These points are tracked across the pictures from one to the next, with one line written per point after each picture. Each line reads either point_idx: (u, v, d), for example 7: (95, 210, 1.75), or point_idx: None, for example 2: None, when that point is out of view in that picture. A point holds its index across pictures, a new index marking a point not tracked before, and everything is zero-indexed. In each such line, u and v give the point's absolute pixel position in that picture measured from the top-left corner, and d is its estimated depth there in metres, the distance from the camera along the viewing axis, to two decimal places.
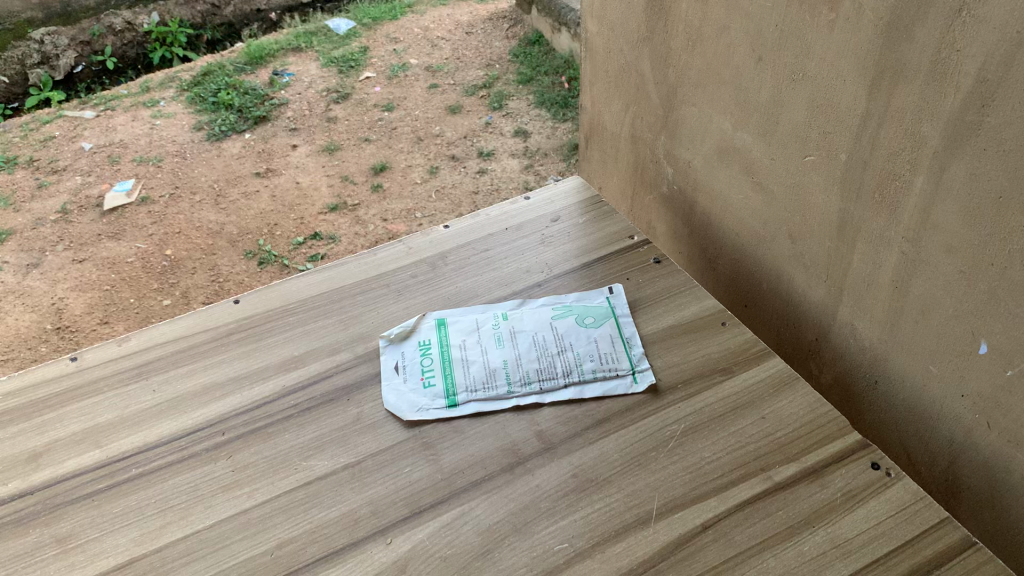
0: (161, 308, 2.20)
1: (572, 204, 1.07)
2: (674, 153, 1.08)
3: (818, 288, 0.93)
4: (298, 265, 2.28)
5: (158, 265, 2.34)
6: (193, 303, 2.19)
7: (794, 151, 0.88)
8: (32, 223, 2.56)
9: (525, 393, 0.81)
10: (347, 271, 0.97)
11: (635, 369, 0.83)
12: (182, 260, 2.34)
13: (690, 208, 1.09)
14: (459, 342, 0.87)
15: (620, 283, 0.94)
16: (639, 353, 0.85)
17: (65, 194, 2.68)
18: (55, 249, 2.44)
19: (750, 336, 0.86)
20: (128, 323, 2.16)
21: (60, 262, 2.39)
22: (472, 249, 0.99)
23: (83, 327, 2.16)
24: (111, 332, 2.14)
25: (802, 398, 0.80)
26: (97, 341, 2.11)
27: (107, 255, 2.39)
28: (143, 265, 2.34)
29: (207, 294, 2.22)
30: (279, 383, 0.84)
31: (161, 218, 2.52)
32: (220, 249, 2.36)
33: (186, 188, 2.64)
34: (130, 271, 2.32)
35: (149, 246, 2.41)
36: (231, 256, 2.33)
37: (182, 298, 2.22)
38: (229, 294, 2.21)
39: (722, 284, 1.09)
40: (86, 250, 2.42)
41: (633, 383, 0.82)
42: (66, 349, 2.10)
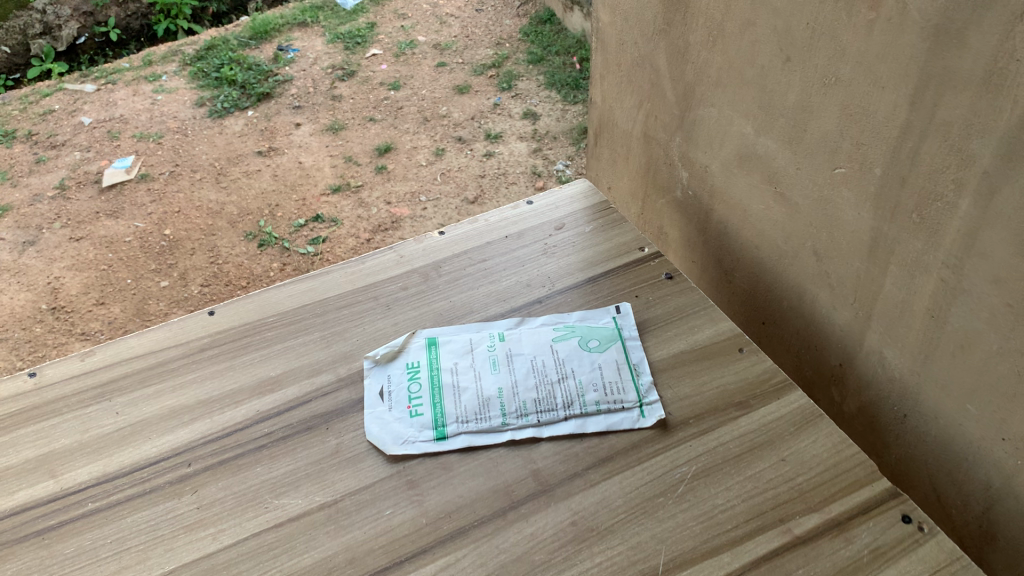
0: (158, 290, 2.13)
1: (578, 211, 0.99)
2: (690, 157, 1.00)
3: (843, 312, 0.85)
4: (298, 248, 2.21)
5: (156, 245, 2.27)
6: (191, 286, 2.12)
7: (822, 162, 0.80)
8: (29, 199, 2.49)
9: (522, 426, 0.74)
10: (333, 281, 0.90)
11: (643, 402, 0.76)
12: (180, 241, 2.27)
13: (706, 216, 1.01)
14: (451, 365, 0.79)
15: (628, 302, 0.86)
16: (648, 383, 0.77)
17: (64, 169, 2.61)
18: (52, 227, 2.37)
19: (769, 365, 0.79)
20: (125, 305, 2.09)
21: (57, 241, 2.32)
22: (469, 259, 0.92)
23: (79, 307, 2.10)
24: (107, 314, 2.07)
25: (826, 439, 0.73)
26: (92, 322, 2.05)
27: (105, 234, 2.32)
28: (141, 245, 2.27)
29: (206, 276, 2.15)
30: (254, 408, 0.77)
31: (160, 197, 2.45)
32: (219, 230, 2.29)
33: (186, 166, 2.56)
34: (127, 251, 2.25)
35: (148, 225, 2.34)
36: (230, 238, 2.26)
37: (180, 280, 2.15)
38: (227, 277, 2.14)
39: (738, 299, 1.01)
40: (82, 229, 2.35)
41: (640, 418, 0.74)
42: (61, 331, 2.04)
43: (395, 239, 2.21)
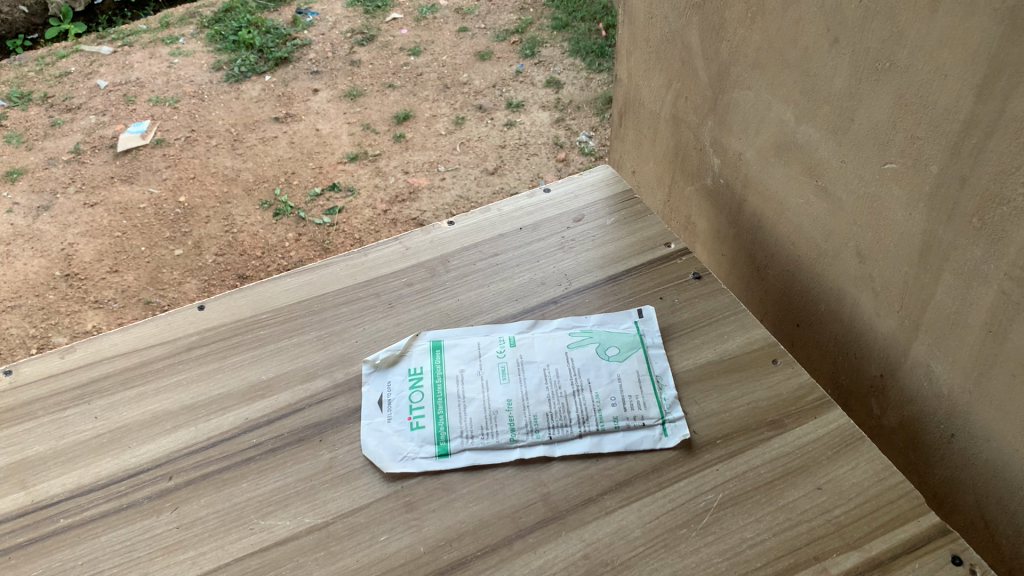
0: (172, 258, 2.07)
1: (599, 201, 0.92)
2: (723, 144, 0.92)
3: (887, 320, 0.78)
4: (314, 218, 2.14)
5: (171, 212, 2.21)
6: (205, 256, 2.07)
7: (870, 156, 0.72)
8: (43, 163, 2.44)
9: (532, 443, 0.68)
10: (332, 275, 0.83)
11: (666, 419, 0.69)
12: (195, 208, 2.21)
13: (738, 208, 0.93)
14: (456, 373, 0.73)
15: (651, 304, 0.79)
16: (671, 398, 0.71)
17: (79, 133, 2.55)
18: (67, 192, 2.32)
19: (806, 380, 0.72)
20: (139, 274, 2.04)
21: (70, 206, 2.27)
22: (479, 252, 0.85)
23: (93, 275, 2.05)
24: (120, 283, 2.02)
25: (867, 466, 0.66)
26: (105, 291, 2.00)
27: (120, 199, 2.27)
28: (156, 212, 2.21)
29: (220, 245, 2.09)
30: (242, 415, 0.71)
31: (175, 163, 2.39)
32: (234, 198, 2.23)
33: (202, 132, 2.49)
34: (141, 218, 2.20)
35: (162, 191, 2.28)
36: (246, 207, 2.20)
37: (194, 248, 2.09)
38: (242, 247, 2.08)
39: (770, 298, 0.94)
40: (97, 194, 2.30)
41: (662, 437, 0.68)
42: (74, 300, 2.00)
43: (413, 212, 2.14)
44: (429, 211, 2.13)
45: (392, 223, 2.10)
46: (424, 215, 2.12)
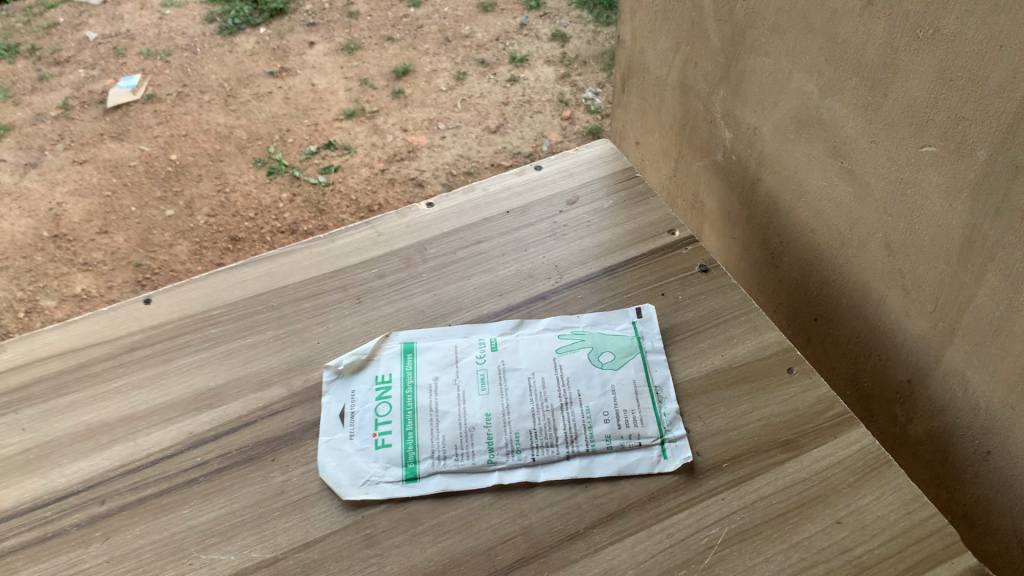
0: (163, 219, 1.94)
1: (595, 180, 0.83)
2: (735, 116, 0.82)
3: (917, 321, 0.69)
4: (310, 177, 2.00)
5: (162, 170, 2.06)
6: (197, 217, 1.93)
7: (904, 137, 0.62)
8: (30, 118, 2.31)
9: (512, 465, 0.60)
10: (294, 264, 0.75)
11: (666, 438, 0.61)
12: (188, 166, 2.07)
13: (751, 188, 0.84)
14: (429, 381, 0.65)
15: (652, 302, 0.71)
16: (672, 413, 0.63)
17: (68, 88, 2.41)
18: (55, 148, 2.19)
19: (824, 393, 0.63)
20: (129, 235, 1.91)
21: (58, 163, 2.14)
22: (460, 239, 0.76)
23: (81, 236, 1.93)
24: (110, 244, 1.90)
25: (894, 496, 0.58)
26: (93, 254, 1.88)
27: (112, 157, 2.13)
28: (147, 169, 2.07)
29: (213, 206, 1.96)
30: (186, 429, 0.63)
31: (167, 119, 2.23)
32: (227, 155, 2.08)
33: (194, 86, 2.33)
34: (131, 176, 2.06)
35: (153, 149, 2.13)
36: (238, 164, 2.05)
37: (186, 209, 1.96)
38: (235, 207, 1.95)
39: (784, 289, 0.85)
40: (86, 151, 2.16)
41: (661, 459, 0.60)
42: (61, 261, 1.88)
43: (411, 171, 1.99)
44: (427, 171, 1.98)
45: (390, 183, 1.96)
46: (423, 174, 1.98)
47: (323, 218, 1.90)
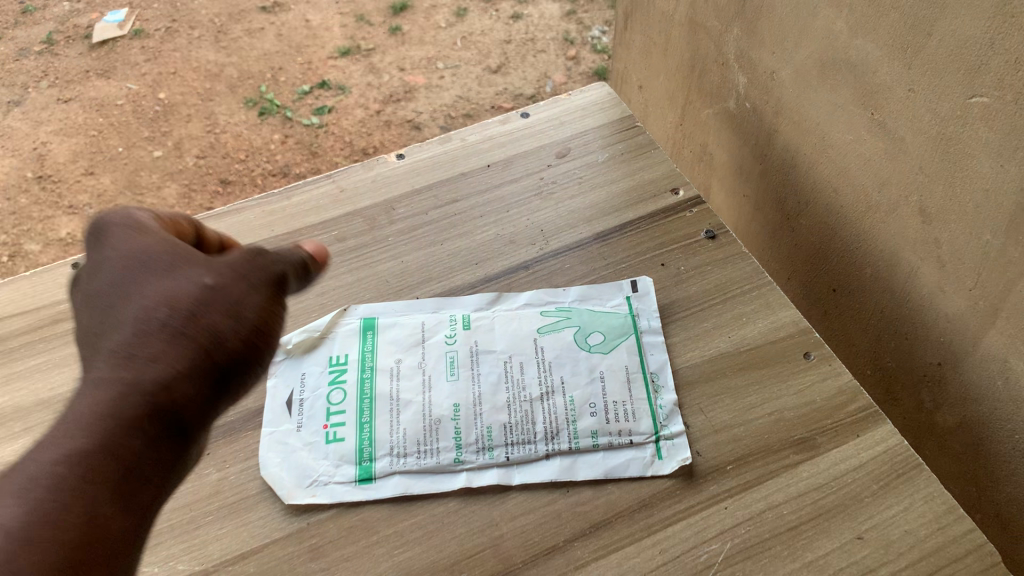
0: (151, 161, 1.51)
1: (590, 128, 0.73)
2: (751, 58, 0.72)
3: (954, 297, 0.58)
4: (302, 120, 1.56)
5: (151, 110, 1.60)
6: (186, 159, 1.50)
7: (950, 85, 0.52)
8: (12, 53, 1.79)
9: (483, 465, 0.52)
10: (245, 225, 0.66)
11: (661, 436, 0.53)
12: (176, 107, 1.60)
13: (766, 141, 0.74)
14: (390, 365, 0.57)
15: (649, 275, 0.62)
16: (669, 406, 0.54)
17: (53, 19, 1.86)
18: (38, 84, 1.70)
19: (845, 383, 0.55)
20: (117, 175, 1.50)
21: (40, 102, 1.66)
22: (435, 198, 0.67)
23: (66, 177, 1.51)
24: (97, 187, 1.48)
25: (924, 507, 0.50)
26: (81, 196, 1.47)
27: (96, 94, 1.65)
28: (134, 107, 1.61)
29: (204, 148, 1.52)
30: None
31: (157, 56, 1.72)
32: (217, 94, 1.61)
33: (185, 19, 1.80)
34: (117, 116, 1.60)
35: (142, 87, 1.65)
36: (229, 104, 1.60)
37: (174, 150, 1.52)
38: (226, 149, 1.52)
39: (800, 255, 0.75)
40: (72, 87, 1.68)
41: (655, 460, 0.52)
42: (43, 205, 1.47)
43: (408, 113, 1.57)
44: (425, 112, 1.57)
45: (385, 126, 1.55)
46: (421, 117, 1.56)
47: (316, 162, 1.48)
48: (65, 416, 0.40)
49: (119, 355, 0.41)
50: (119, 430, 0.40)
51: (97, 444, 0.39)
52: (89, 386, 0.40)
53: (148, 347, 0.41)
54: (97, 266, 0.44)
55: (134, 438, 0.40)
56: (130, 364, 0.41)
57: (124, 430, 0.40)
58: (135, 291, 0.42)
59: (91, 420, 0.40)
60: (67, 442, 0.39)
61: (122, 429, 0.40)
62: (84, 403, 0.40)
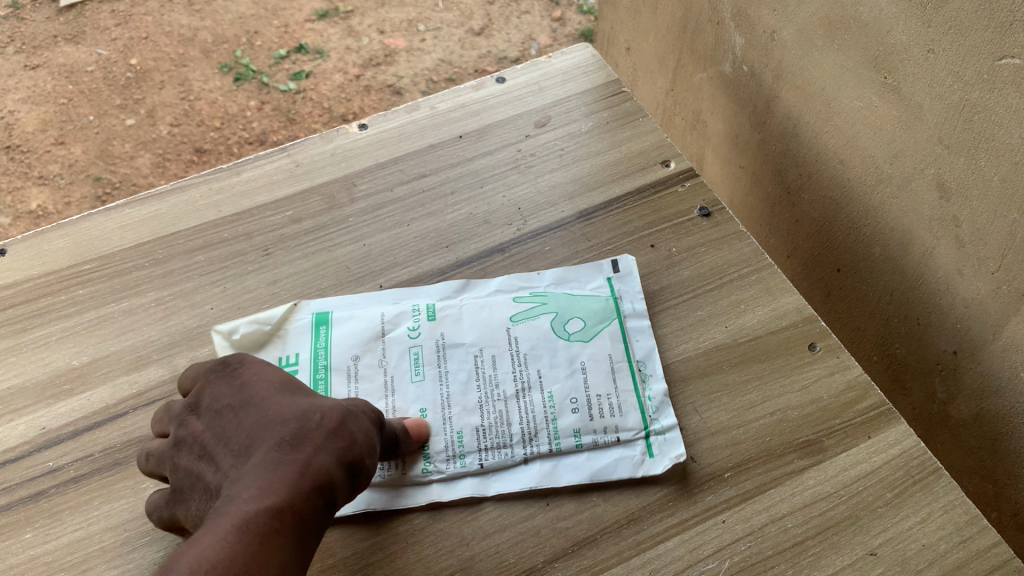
0: (122, 130, 1.35)
1: (571, 94, 0.67)
2: (750, 16, 0.66)
3: (974, 280, 0.53)
4: (279, 86, 1.42)
5: (121, 77, 1.42)
6: (161, 130, 1.35)
7: (977, 44, 0.46)
8: None
9: (454, 476, 0.46)
10: (188, 204, 0.60)
11: (650, 431, 0.48)
12: (149, 72, 1.42)
13: (764, 108, 0.68)
14: (346, 364, 0.51)
15: (630, 255, 0.56)
16: (658, 397, 0.49)
17: None
18: (4, 51, 1.47)
19: (855, 378, 0.50)
20: (89, 144, 1.34)
21: (5, 69, 1.44)
22: (400, 174, 0.61)
23: (34, 146, 1.35)
24: (66, 158, 1.33)
25: (945, 517, 0.44)
26: (51, 170, 1.32)
27: (65, 61, 1.45)
28: (105, 74, 1.42)
29: (178, 118, 1.37)
30: (38, 424, 0.49)
31: (127, 18, 1.50)
32: (191, 58, 1.44)
33: None
34: (87, 83, 1.41)
35: (112, 52, 1.45)
36: (202, 70, 1.43)
37: (149, 118, 1.36)
38: (200, 118, 1.37)
39: (801, 231, 0.70)
40: (39, 53, 1.46)
41: (646, 459, 0.47)
42: (10, 174, 1.32)
43: (389, 78, 1.44)
44: (407, 77, 1.44)
45: (365, 91, 1.42)
46: (402, 81, 1.43)
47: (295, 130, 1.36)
48: (239, 488, 0.37)
49: (280, 441, 0.40)
50: (300, 498, 0.38)
51: (285, 504, 0.37)
52: (255, 464, 0.39)
53: (308, 433, 0.40)
54: (214, 398, 0.43)
55: (312, 510, 0.38)
56: (297, 446, 0.39)
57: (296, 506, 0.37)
58: (276, 401, 0.42)
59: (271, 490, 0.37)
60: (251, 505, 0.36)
61: (302, 498, 0.38)
62: (258, 478, 0.38)
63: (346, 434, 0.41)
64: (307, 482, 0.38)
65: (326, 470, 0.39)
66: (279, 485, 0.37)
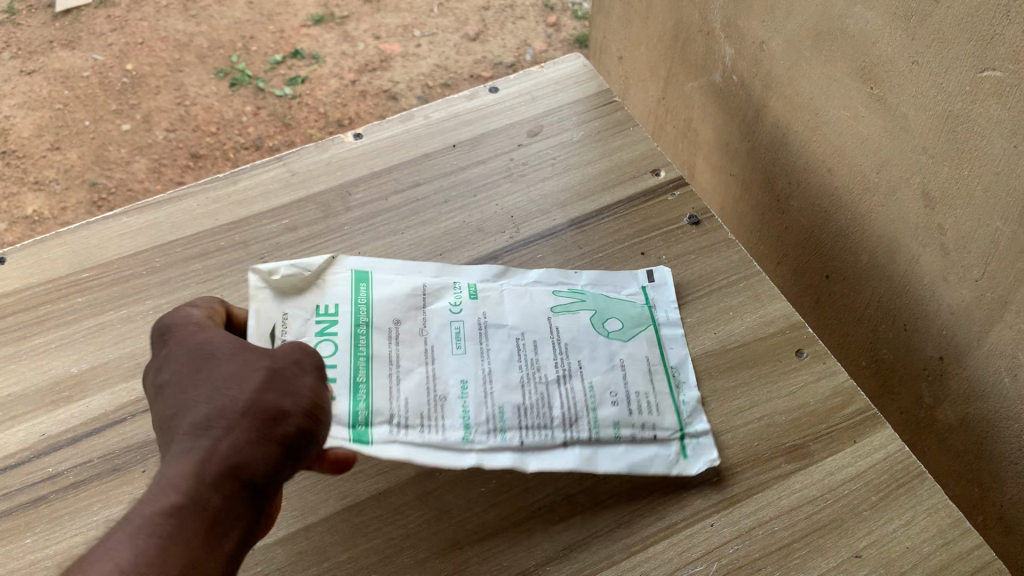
0: (117, 135, 1.36)
1: (564, 104, 0.68)
2: (739, 27, 0.67)
3: (959, 287, 0.54)
4: (274, 91, 1.42)
5: (116, 82, 1.42)
6: (157, 135, 1.36)
7: (960, 56, 0.47)
8: None
9: (494, 448, 0.47)
10: (185, 213, 0.61)
11: (686, 433, 0.49)
12: (144, 77, 1.43)
13: (754, 117, 0.69)
14: (387, 324, 0.52)
15: (665, 267, 0.57)
16: (693, 403, 0.50)
17: None
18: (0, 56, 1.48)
19: (841, 384, 0.51)
20: (84, 150, 1.35)
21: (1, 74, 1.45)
22: (394, 183, 0.62)
23: (30, 151, 1.35)
24: (61, 163, 1.34)
25: (928, 521, 0.45)
26: (46, 175, 1.32)
27: (60, 66, 1.45)
28: (101, 80, 1.43)
29: (174, 123, 1.37)
30: (37, 431, 0.50)
31: (123, 23, 1.51)
32: (186, 64, 1.45)
33: None
34: (82, 88, 1.42)
35: (107, 57, 1.46)
36: (197, 75, 1.44)
37: (144, 123, 1.37)
38: (195, 123, 1.38)
39: (791, 238, 0.71)
40: (35, 58, 1.47)
41: (680, 460, 0.48)
42: (6, 180, 1.32)
43: (385, 83, 1.45)
44: (402, 82, 1.44)
45: (361, 96, 1.43)
46: (398, 87, 1.44)
47: (291, 135, 1.36)
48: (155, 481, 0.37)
49: (196, 427, 0.39)
50: (209, 490, 0.37)
51: (191, 496, 0.36)
52: (173, 453, 0.38)
53: (225, 415, 0.39)
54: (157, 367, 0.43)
55: (227, 496, 0.37)
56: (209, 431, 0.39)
57: (208, 493, 0.37)
58: (206, 378, 0.41)
59: (178, 483, 0.37)
60: (158, 500, 0.36)
61: (211, 490, 0.37)
62: (168, 473, 0.37)
63: (265, 409, 0.40)
64: (215, 468, 0.37)
65: (244, 456, 0.38)
66: (186, 475, 0.37)
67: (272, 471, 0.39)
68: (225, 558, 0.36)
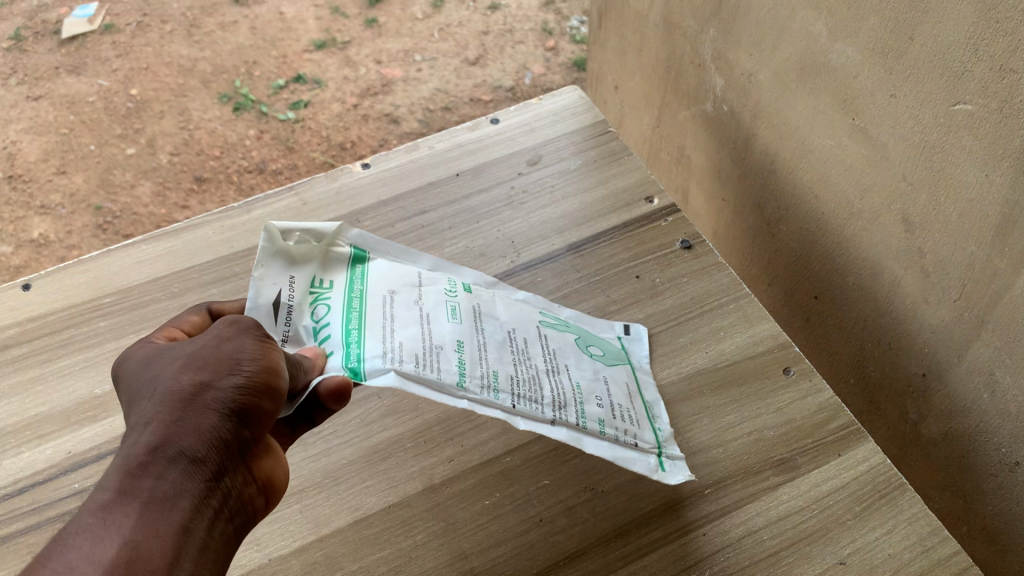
0: (123, 158, 1.39)
1: (561, 135, 0.71)
2: (728, 59, 0.70)
3: (938, 307, 0.56)
4: (278, 114, 1.46)
5: (122, 106, 1.46)
6: (162, 159, 1.39)
7: (933, 90, 0.50)
8: None
9: (488, 399, 0.47)
10: (201, 241, 0.64)
11: (664, 452, 0.50)
12: (149, 102, 1.46)
13: (744, 144, 0.72)
14: (382, 293, 0.52)
15: (642, 328, 0.58)
16: (667, 432, 0.52)
17: (19, 13, 1.65)
18: (8, 82, 1.52)
19: (827, 401, 0.54)
20: (90, 173, 1.38)
21: (8, 100, 1.49)
22: (401, 211, 0.65)
23: (37, 176, 1.38)
24: (68, 187, 1.37)
25: (909, 529, 0.48)
26: (52, 198, 1.35)
27: (67, 92, 1.49)
28: (106, 104, 1.46)
29: (179, 146, 1.41)
30: (63, 448, 0.52)
31: (128, 49, 1.55)
32: (191, 89, 1.48)
33: (158, 13, 1.62)
34: (88, 113, 1.45)
35: (113, 83, 1.49)
36: (202, 100, 1.47)
37: (149, 147, 1.40)
38: (200, 147, 1.41)
39: (780, 260, 0.73)
40: (42, 84, 1.51)
41: (659, 470, 0.49)
42: (14, 204, 1.35)
43: (387, 107, 1.48)
44: (403, 106, 1.47)
45: (364, 119, 1.46)
46: (399, 110, 1.47)
47: (294, 159, 1.39)
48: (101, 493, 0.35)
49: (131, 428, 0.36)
50: (137, 479, 0.33)
51: (119, 489, 0.33)
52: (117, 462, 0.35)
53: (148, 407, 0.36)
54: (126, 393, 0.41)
55: (160, 478, 0.34)
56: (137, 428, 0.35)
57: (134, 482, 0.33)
58: (138, 373, 0.38)
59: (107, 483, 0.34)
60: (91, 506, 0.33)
61: (141, 478, 0.34)
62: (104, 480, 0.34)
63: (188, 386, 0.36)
64: (141, 456, 0.34)
65: (171, 436, 0.35)
66: (112, 474, 0.34)
67: (216, 443, 0.36)
68: (176, 535, 0.33)
